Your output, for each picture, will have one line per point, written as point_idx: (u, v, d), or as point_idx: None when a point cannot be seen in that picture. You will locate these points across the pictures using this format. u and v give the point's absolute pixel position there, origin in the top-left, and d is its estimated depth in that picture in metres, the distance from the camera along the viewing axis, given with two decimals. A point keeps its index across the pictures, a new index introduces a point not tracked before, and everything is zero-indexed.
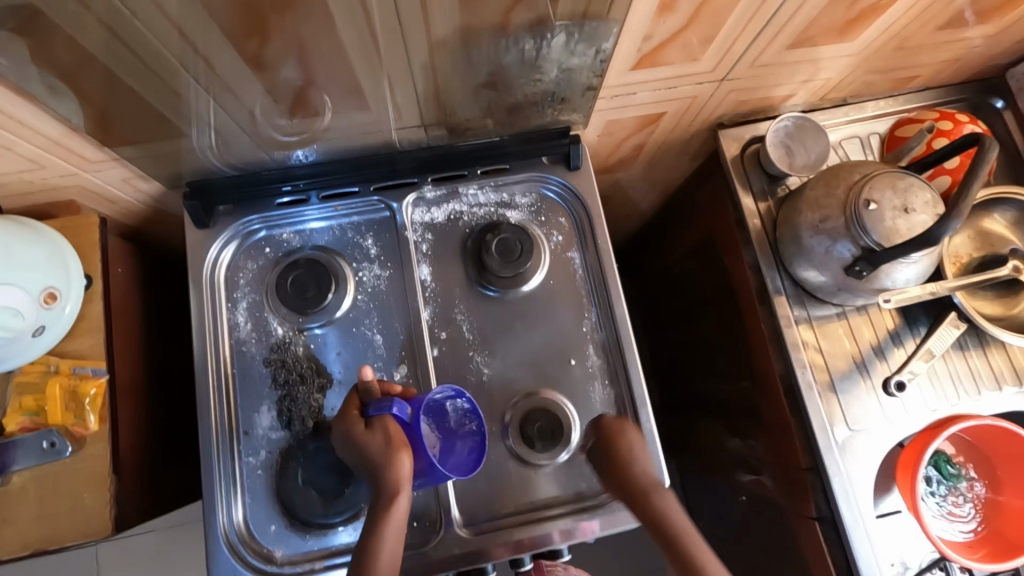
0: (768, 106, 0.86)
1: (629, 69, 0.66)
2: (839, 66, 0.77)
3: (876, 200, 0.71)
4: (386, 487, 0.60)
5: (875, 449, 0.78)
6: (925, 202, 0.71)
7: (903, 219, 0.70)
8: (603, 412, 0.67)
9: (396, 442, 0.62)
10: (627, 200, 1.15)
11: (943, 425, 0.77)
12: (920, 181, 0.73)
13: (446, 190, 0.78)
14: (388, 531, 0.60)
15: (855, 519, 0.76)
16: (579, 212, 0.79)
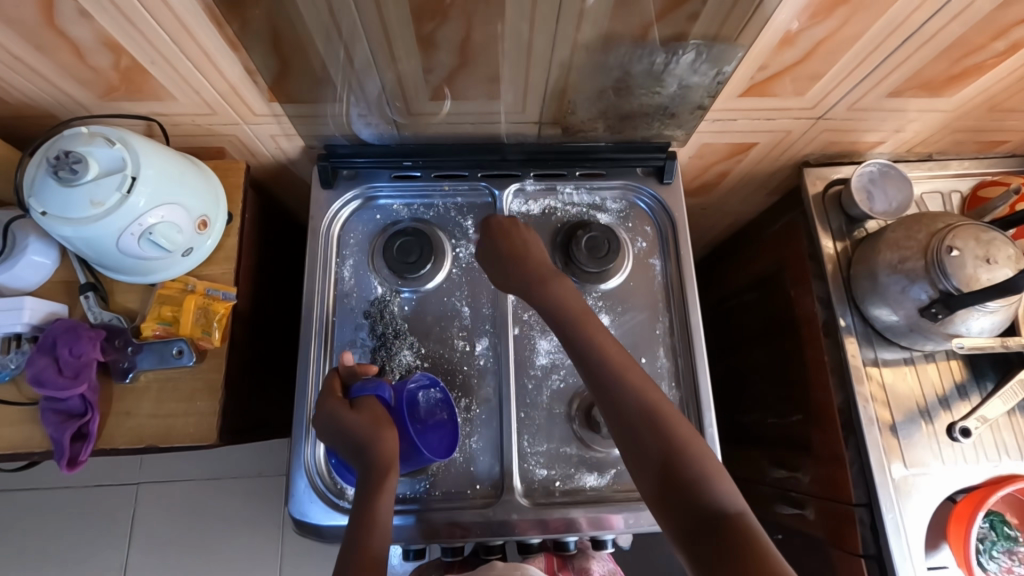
0: (854, 151, 0.91)
1: (737, 95, 0.72)
2: (931, 119, 0.82)
3: (959, 247, 0.74)
4: (375, 463, 0.63)
5: (930, 494, 0.79)
6: (1008, 256, 0.73)
7: (985, 269, 0.72)
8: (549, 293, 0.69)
9: (379, 419, 0.64)
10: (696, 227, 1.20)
11: (998, 484, 0.77)
12: (1003, 236, 0.75)
13: (545, 186, 0.85)
14: (380, 509, 0.61)
15: (903, 557, 0.77)
16: (667, 223, 0.85)
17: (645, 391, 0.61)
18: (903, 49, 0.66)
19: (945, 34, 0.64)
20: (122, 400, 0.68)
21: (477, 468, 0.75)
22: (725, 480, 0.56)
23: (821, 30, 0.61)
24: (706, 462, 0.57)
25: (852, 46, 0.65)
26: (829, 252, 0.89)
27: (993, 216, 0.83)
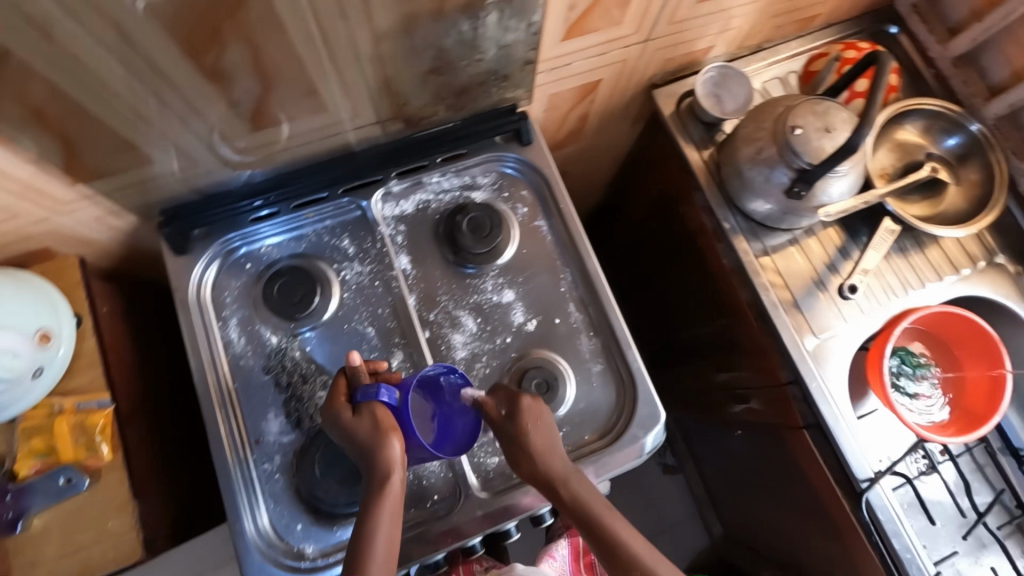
0: (693, 61, 0.93)
1: (560, 40, 0.71)
2: (746, 13, 0.85)
3: (801, 124, 0.78)
4: (379, 470, 0.61)
5: (841, 352, 0.86)
6: (843, 120, 0.78)
7: (827, 138, 0.77)
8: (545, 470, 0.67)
9: (386, 426, 0.62)
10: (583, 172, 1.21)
11: (894, 322, 0.84)
12: (834, 103, 0.80)
13: (411, 182, 0.82)
14: (384, 514, 0.61)
15: (836, 417, 0.83)
16: (541, 182, 0.85)
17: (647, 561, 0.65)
18: None
19: None
20: (21, 552, 0.61)
21: (429, 480, 0.73)
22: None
23: None
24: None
25: None
26: (699, 162, 0.93)
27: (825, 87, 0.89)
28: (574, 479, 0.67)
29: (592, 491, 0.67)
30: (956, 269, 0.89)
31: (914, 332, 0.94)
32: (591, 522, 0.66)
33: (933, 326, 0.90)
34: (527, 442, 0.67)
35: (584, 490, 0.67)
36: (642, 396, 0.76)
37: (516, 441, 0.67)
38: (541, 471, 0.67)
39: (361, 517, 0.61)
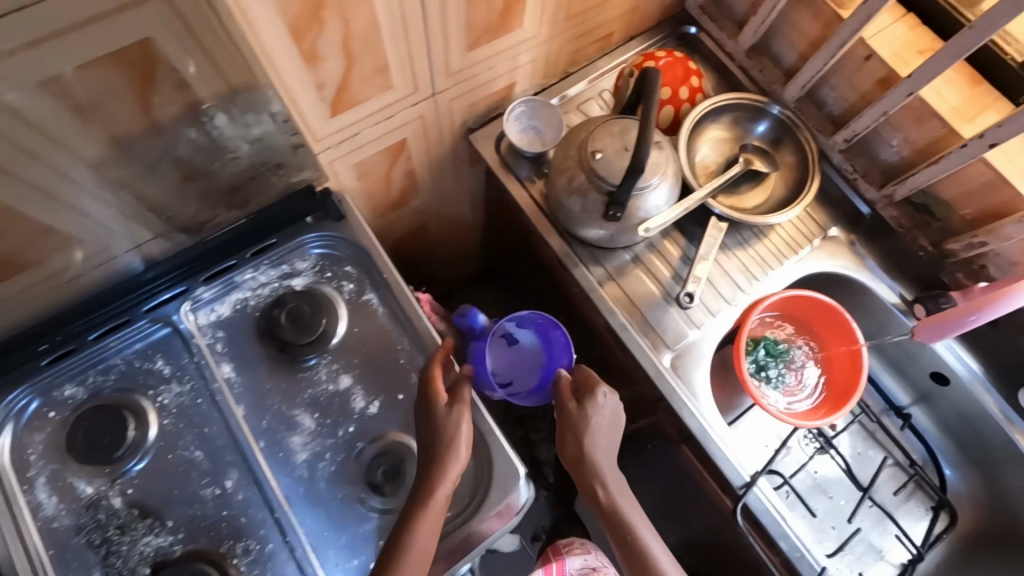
0: (501, 99, 0.92)
1: (329, 116, 0.69)
2: (533, 47, 0.84)
3: (601, 148, 0.78)
4: (442, 446, 0.68)
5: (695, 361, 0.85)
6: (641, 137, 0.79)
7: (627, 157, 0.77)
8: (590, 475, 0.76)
9: (456, 405, 0.71)
10: (439, 217, 1.18)
11: (747, 314, 0.85)
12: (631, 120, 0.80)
13: (222, 284, 0.78)
14: (429, 510, 0.65)
15: (706, 426, 0.81)
16: (362, 255, 0.81)
17: (660, 554, 0.75)
18: (434, 12, 0.65)
19: None
20: None
21: None
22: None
23: (332, 35, 0.59)
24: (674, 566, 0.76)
25: (382, 33, 0.63)
26: (529, 197, 0.92)
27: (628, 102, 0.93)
28: (603, 467, 0.77)
29: (615, 472, 0.78)
30: (790, 253, 0.91)
31: (770, 318, 0.94)
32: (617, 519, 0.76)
33: (788, 308, 0.90)
34: (588, 428, 0.77)
35: (600, 476, 0.76)
36: (498, 459, 0.72)
37: (575, 429, 0.77)
38: (587, 458, 0.76)
39: (402, 522, 0.65)
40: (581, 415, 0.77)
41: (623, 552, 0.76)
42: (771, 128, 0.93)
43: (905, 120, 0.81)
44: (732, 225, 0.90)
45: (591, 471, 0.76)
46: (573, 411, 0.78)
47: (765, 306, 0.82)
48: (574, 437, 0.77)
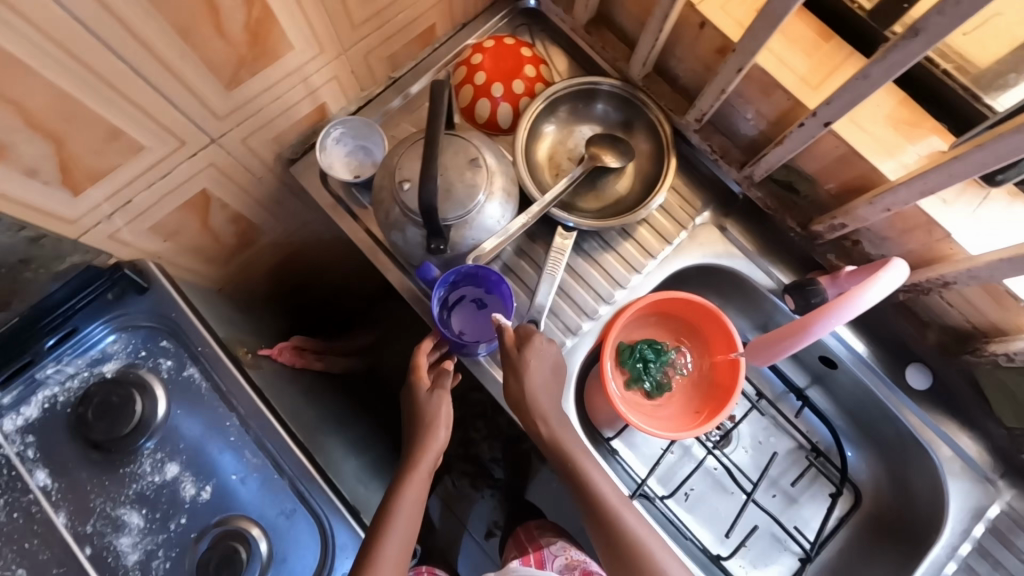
0: (316, 124, 0.82)
1: (74, 195, 0.60)
2: (326, 65, 0.74)
3: (408, 177, 0.69)
4: (423, 423, 0.74)
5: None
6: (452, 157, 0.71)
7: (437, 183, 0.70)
8: (563, 448, 0.72)
9: (435, 392, 0.75)
10: (309, 258, 1.08)
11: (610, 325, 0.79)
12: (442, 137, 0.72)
13: (25, 383, 0.71)
14: (410, 486, 0.70)
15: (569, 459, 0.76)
16: (174, 327, 0.75)
17: (632, 528, 0.70)
18: (148, 64, 0.55)
19: (160, 28, 0.53)
20: None
21: None
22: (665, 552, 0.70)
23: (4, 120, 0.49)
24: (653, 535, 0.70)
25: (83, 100, 0.53)
26: (363, 229, 0.83)
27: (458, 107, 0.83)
28: (572, 441, 0.72)
29: (577, 446, 0.72)
30: (652, 255, 0.84)
31: (645, 317, 0.87)
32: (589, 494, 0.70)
33: (664, 306, 0.84)
34: (539, 404, 0.71)
35: (569, 448, 0.72)
36: (335, 526, 0.70)
37: (529, 405, 0.72)
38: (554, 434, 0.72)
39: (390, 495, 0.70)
40: (519, 361, 0.71)
41: (598, 531, 0.71)
42: (622, 114, 0.84)
43: (752, 91, 0.71)
44: (581, 231, 0.82)
45: (555, 435, 0.72)
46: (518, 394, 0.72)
47: (625, 319, 0.76)
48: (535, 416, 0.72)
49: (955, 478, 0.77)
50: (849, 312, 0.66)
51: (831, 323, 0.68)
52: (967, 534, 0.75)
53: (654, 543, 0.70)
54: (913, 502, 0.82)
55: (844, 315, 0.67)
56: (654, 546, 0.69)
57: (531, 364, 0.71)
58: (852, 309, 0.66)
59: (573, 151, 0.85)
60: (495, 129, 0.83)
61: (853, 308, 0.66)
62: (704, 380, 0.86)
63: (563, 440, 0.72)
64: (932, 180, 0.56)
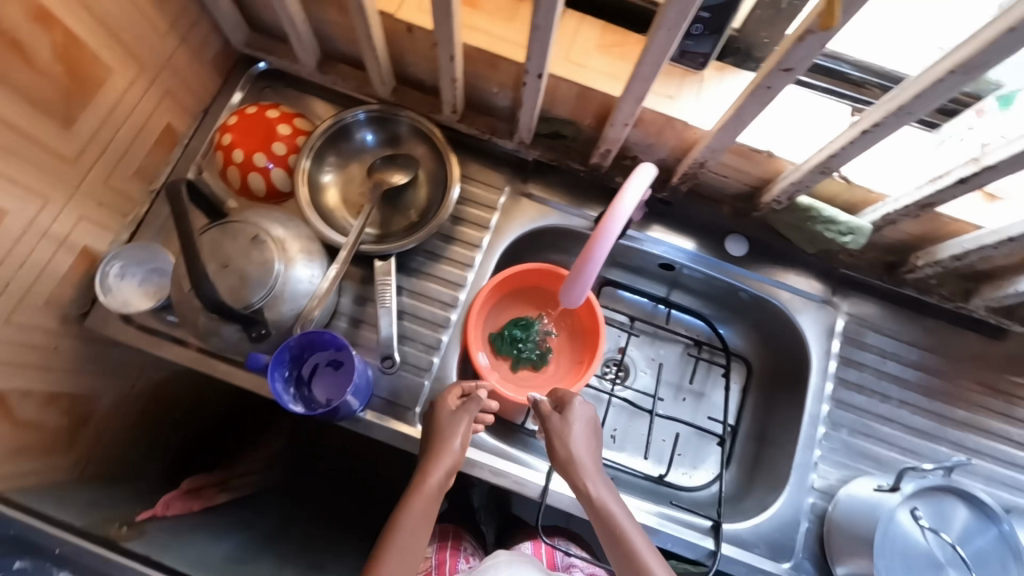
0: (91, 268, 0.77)
1: None
2: (67, 208, 0.69)
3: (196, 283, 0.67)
4: (434, 433, 0.70)
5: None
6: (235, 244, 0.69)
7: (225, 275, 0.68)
8: (563, 454, 0.69)
9: (461, 406, 0.72)
10: (179, 412, 0.98)
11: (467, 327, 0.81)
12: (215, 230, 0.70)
13: None
14: (416, 498, 0.64)
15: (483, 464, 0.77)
16: (23, 542, 0.62)
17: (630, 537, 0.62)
18: None
19: None
20: None
21: None
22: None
23: None
24: (662, 568, 0.60)
25: None
26: (190, 348, 0.79)
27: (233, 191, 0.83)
28: (588, 464, 0.68)
29: (593, 473, 0.67)
30: (477, 245, 0.86)
31: (501, 301, 0.90)
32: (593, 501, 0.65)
33: (511, 283, 0.88)
34: (564, 444, 0.69)
35: (582, 472, 0.67)
36: None
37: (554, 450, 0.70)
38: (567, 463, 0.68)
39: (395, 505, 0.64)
40: (466, 405, 0.72)
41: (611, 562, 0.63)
42: (380, 133, 0.86)
43: (482, 67, 0.76)
44: (400, 253, 0.84)
45: (558, 435, 0.70)
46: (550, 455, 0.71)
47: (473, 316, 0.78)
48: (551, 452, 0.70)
49: (800, 313, 0.86)
50: (614, 228, 0.61)
51: (604, 245, 0.63)
52: (829, 354, 0.84)
53: (660, 569, 0.60)
54: (783, 348, 0.91)
55: (609, 233, 0.61)
56: (659, 573, 0.59)
57: (552, 423, 0.71)
58: (614, 224, 0.61)
59: (360, 183, 0.86)
60: (276, 194, 0.83)
61: (614, 223, 0.61)
62: (573, 332, 0.91)
63: (566, 444, 0.69)
64: (635, 89, 0.63)
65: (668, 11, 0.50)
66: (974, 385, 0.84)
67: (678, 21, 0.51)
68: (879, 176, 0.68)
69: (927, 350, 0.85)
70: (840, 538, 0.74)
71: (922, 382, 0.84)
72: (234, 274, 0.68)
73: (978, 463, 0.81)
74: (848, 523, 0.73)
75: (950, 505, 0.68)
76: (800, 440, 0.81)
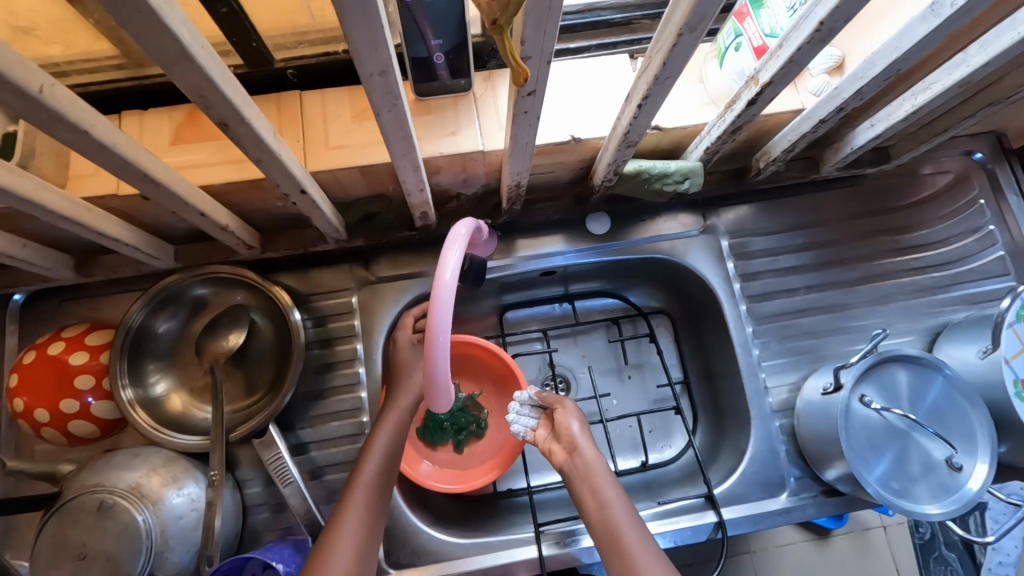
0: None
1: None
2: None
3: None
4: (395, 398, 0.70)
5: (405, 540, 0.73)
6: (88, 515, 0.60)
7: (92, 560, 0.58)
8: (584, 459, 0.65)
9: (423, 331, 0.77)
10: None
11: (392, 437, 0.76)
12: (58, 513, 0.60)
13: None
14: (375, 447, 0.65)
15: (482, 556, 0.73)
16: None
17: (637, 548, 0.57)
18: None
19: None
20: None
21: None
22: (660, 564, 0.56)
23: None
24: (653, 557, 0.57)
25: None
26: None
27: (65, 443, 0.71)
28: (601, 474, 0.63)
29: (596, 466, 0.64)
30: (354, 359, 0.78)
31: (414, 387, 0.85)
32: (609, 514, 0.61)
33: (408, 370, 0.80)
34: (575, 438, 0.67)
35: (589, 466, 0.64)
36: None
37: (568, 445, 0.68)
38: (577, 457, 0.66)
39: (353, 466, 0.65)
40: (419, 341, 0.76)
41: (607, 560, 0.59)
42: (181, 309, 0.75)
43: (251, 194, 0.67)
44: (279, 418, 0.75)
45: (577, 445, 0.67)
46: (560, 455, 0.67)
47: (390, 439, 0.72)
48: (566, 450, 0.67)
49: (686, 254, 0.84)
50: (447, 297, 0.53)
51: (444, 324, 0.54)
52: (729, 277, 0.83)
53: (650, 560, 0.56)
54: (687, 290, 0.89)
55: (445, 306, 0.53)
56: (649, 564, 0.56)
57: (566, 424, 0.69)
58: (445, 292, 0.53)
59: (195, 368, 0.75)
60: (115, 421, 0.72)
61: (444, 293, 0.53)
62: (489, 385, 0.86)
63: (581, 443, 0.67)
64: (404, 163, 0.55)
65: (373, 93, 0.42)
66: (858, 238, 0.86)
67: (392, 101, 0.43)
68: (680, 111, 0.67)
69: (809, 230, 0.86)
70: (813, 447, 0.74)
71: (817, 260, 0.85)
72: (99, 559, 0.58)
73: (895, 306, 0.84)
74: (814, 431, 0.73)
75: (889, 375, 0.69)
76: (742, 370, 0.80)
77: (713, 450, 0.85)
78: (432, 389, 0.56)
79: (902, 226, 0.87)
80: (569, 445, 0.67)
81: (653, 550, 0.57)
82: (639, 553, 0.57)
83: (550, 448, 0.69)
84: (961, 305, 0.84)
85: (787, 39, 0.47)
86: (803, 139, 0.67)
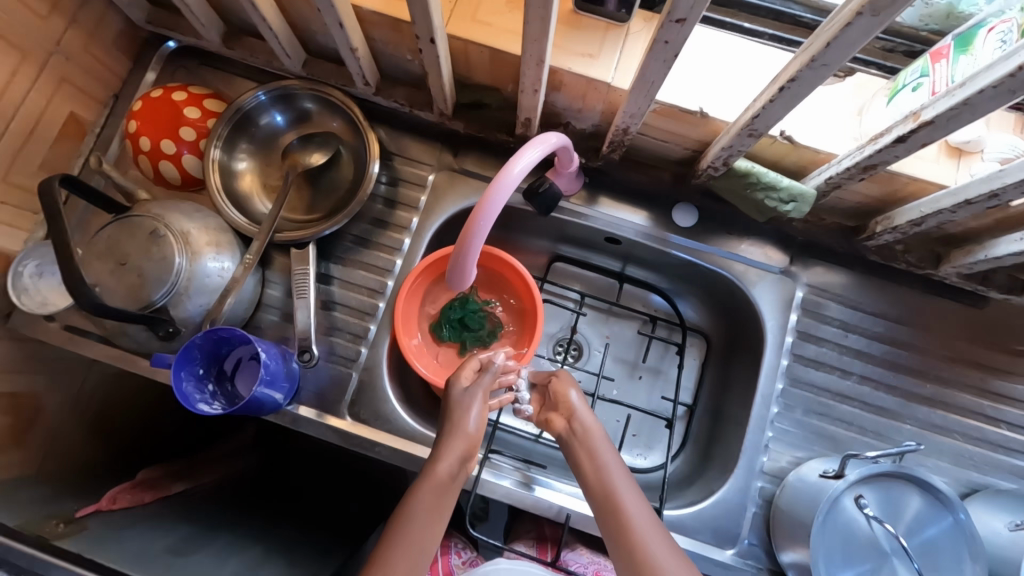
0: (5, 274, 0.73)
1: None
2: None
3: (100, 280, 0.66)
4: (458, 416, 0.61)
5: (372, 400, 0.77)
6: (141, 235, 0.67)
7: (129, 270, 0.66)
8: (581, 425, 0.63)
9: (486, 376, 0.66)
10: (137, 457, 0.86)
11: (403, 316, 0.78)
12: (121, 220, 0.68)
13: None
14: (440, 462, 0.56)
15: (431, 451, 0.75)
16: None
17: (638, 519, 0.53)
18: None
19: None
20: None
21: None
22: (662, 536, 0.52)
23: None
24: (651, 523, 0.53)
25: None
26: (115, 351, 0.75)
27: (151, 176, 0.80)
28: (598, 442, 0.61)
29: (595, 431, 0.62)
30: (405, 228, 0.82)
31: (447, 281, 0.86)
32: (607, 480, 0.57)
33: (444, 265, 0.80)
34: (573, 405, 0.65)
35: (587, 430, 0.62)
36: None
37: (566, 412, 0.66)
38: (575, 423, 0.64)
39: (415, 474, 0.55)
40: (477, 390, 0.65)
41: (602, 524, 0.55)
42: (288, 112, 0.81)
43: (390, 35, 0.70)
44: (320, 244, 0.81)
45: (575, 412, 0.65)
46: (558, 423, 0.65)
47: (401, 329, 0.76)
48: (564, 418, 0.65)
49: (755, 284, 0.79)
50: (509, 186, 0.54)
51: (492, 211, 0.55)
52: (785, 327, 0.78)
53: (648, 524, 0.53)
54: (738, 322, 0.84)
55: (502, 196, 0.54)
56: (648, 532, 0.52)
57: (565, 393, 0.66)
58: (509, 181, 0.54)
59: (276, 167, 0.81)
60: (196, 179, 0.80)
61: (508, 180, 0.54)
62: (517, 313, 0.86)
63: (580, 409, 0.65)
64: (532, 52, 0.55)
65: None
66: (943, 357, 0.78)
67: None
68: (822, 133, 0.62)
69: (894, 323, 0.78)
70: (783, 523, 0.70)
71: (887, 357, 0.78)
72: (134, 271, 0.66)
73: (945, 441, 0.76)
74: (791, 509, 0.69)
75: (900, 494, 0.63)
76: (751, 420, 0.76)
77: (686, 480, 0.82)
78: (458, 268, 0.61)
79: (998, 369, 0.78)
80: (567, 407, 0.66)
81: (650, 515, 0.54)
82: (643, 521, 0.53)
83: (548, 418, 0.67)
84: (1017, 475, 0.75)
85: (973, 80, 0.42)
86: (936, 216, 0.60)
